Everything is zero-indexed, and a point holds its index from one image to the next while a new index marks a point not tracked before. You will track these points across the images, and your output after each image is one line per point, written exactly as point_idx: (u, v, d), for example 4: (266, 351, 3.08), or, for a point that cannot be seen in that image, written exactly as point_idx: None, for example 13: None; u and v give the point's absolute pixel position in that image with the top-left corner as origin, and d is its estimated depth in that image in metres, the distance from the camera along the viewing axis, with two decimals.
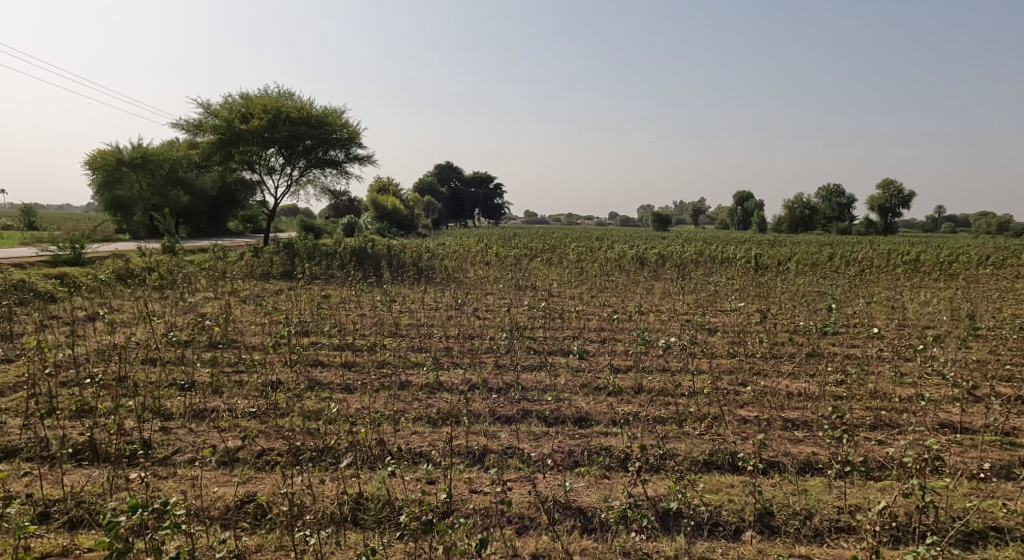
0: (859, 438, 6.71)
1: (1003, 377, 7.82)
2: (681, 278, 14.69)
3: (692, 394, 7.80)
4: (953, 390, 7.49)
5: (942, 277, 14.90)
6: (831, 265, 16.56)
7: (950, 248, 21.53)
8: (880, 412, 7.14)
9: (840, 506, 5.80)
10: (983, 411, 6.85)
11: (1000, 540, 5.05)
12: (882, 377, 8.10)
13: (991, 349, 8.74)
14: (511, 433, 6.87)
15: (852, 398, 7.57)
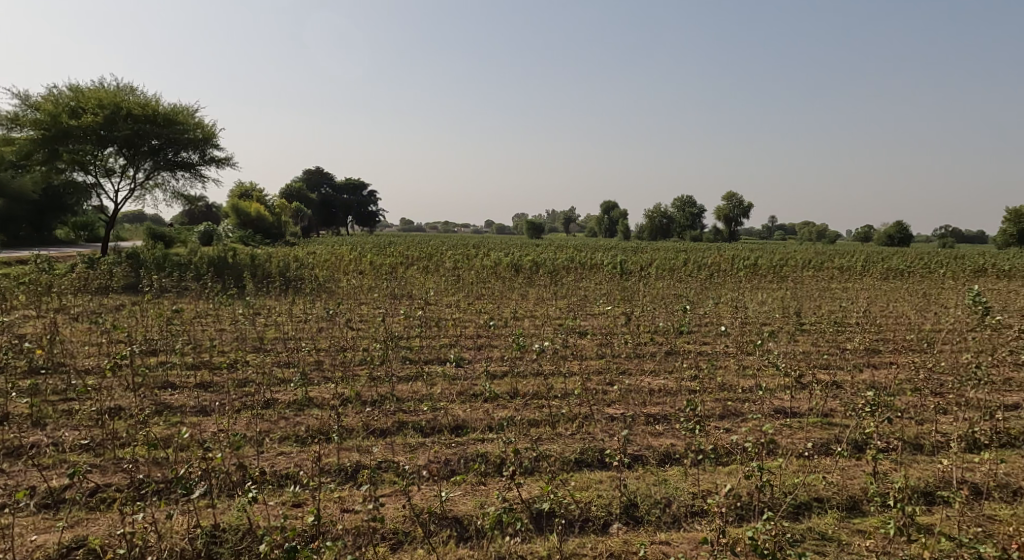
0: (710, 427, 7.25)
1: (822, 365, 8.80)
2: (554, 284, 15.16)
3: (564, 396, 8.07)
4: (786, 378, 8.33)
5: (775, 279, 16.55)
6: (685, 270, 17.82)
7: (784, 253, 24.01)
8: (726, 403, 7.75)
9: (694, 492, 6.21)
10: (807, 397, 7.65)
11: (822, 509, 5.63)
12: (728, 370, 8.83)
13: (814, 341, 9.83)
14: (385, 447, 6.74)
15: (704, 391, 8.16)
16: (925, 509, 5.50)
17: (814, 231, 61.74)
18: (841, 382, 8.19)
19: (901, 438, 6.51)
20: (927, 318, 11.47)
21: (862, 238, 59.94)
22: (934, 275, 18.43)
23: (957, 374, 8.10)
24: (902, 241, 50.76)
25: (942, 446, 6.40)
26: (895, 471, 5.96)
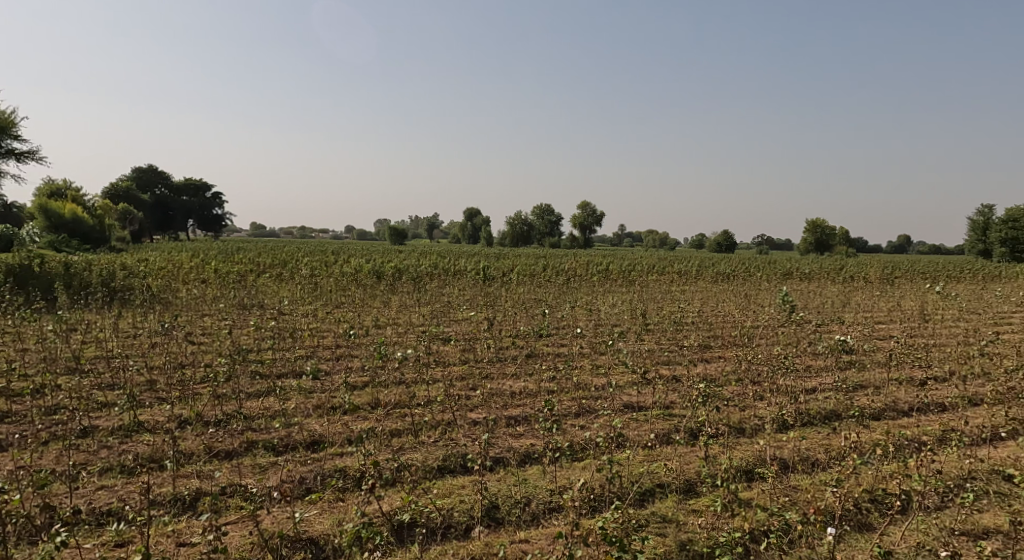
0: (566, 425, 7.60)
1: (664, 361, 9.56)
2: (416, 291, 15.11)
3: (427, 403, 8.08)
4: (633, 374, 8.94)
5: (625, 283, 17.69)
6: (544, 275, 18.51)
7: (634, 259, 25.73)
8: (581, 401, 8.16)
9: (552, 489, 6.45)
10: (652, 391, 8.26)
11: (663, 493, 6.12)
12: (583, 370, 9.29)
13: (657, 340, 10.65)
14: (231, 470, 6.37)
15: (561, 391, 8.53)
16: (746, 485, 6.17)
17: (657, 239, 66.48)
18: (679, 376, 8.94)
19: (727, 424, 7.24)
20: (748, 315, 12.90)
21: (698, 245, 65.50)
22: (755, 278, 20.71)
23: (770, 364, 9.20)
24: (733, 248, 56.14)
25: (760, 428, 7.20)
26: (723, 454, 6.60)
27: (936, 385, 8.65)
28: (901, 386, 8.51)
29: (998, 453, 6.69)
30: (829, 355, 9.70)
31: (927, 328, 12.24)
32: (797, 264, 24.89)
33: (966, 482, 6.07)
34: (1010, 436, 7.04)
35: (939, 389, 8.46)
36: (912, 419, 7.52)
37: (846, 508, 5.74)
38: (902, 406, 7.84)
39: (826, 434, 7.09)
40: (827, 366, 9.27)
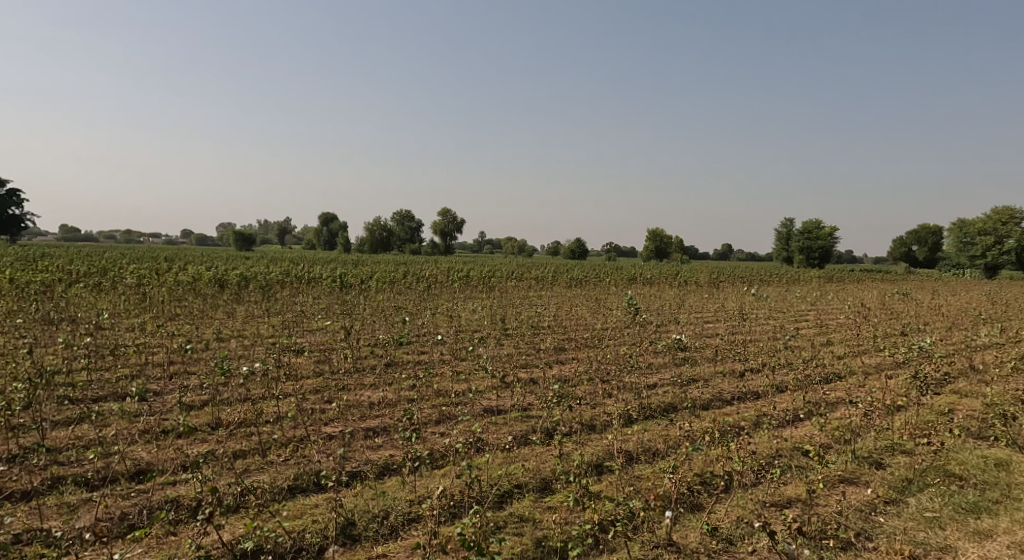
0: (427, 433, 7.38)
1: (523, 364, 9.69)
2: (264, 300, 14.15)
3: (277, 419, 7.50)
4: (493, 379, 8.93)
5: (485, 289, 17.85)
6: (404, 282, 18.19)
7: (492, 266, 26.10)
8: (443, 408, 7.99)
9: (412, 499, 6.15)
10: (513, 395, 8.29)
11: (521, 494, 6.10)
12: (444, 377, 9.11)
13: (516, 343, 10.80)
14: (28, 515, 5.52)
15: (422, 399, 8.31)
16: (597, 478, 6.35)
17: (514, 246, 67.98)
18: (536, 378, 9.07)
19: (578, 421, 7.43)
20: (597, 317, 13.52)
21: (551, 252, 67.95)
22: (604, 283, 21.78)
23: (618, 363, 9.68)
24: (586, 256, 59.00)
25: (607, 424, 7.44)
26: (574, 450, 6.72)
27: (750, 375, 9.52)
28: (724, 377, 9.26)
29: (798, 432, 7.43)
30: (666, 353, 10.40)
31: (745, 326, 13.56)
32: (639, 270, 26.57)
33: (776, 460, 6.65)
34: (803, 416, 7.88)
35: (754, 379, 9.30)
36: (732, 407, 8.16)
37: (680, 491, 6.07)
38: (725, 395, 8.51)
39: (663, 425, 7.47)
40: (666, 363, 9.92)
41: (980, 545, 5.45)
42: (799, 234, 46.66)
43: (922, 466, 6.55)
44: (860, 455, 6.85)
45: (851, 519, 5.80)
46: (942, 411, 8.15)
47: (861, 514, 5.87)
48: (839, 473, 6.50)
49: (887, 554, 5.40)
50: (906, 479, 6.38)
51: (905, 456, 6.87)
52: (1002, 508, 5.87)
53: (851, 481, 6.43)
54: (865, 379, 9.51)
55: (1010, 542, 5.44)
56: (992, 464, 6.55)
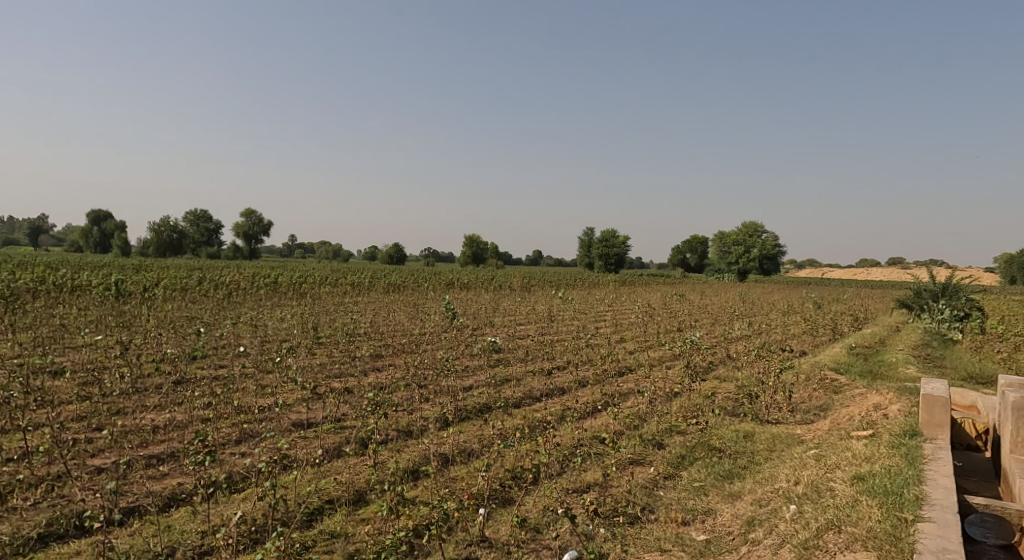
0: (224, 455, 7.20)
1: (335, 374, 9.96)
2: (13, 313, 12.57)
3: (24, 456, 6.85)
4: (303, 391, 9.11)
5: (294, 296, 17.63)
6: (199, 289, 17.28)
7: (299, 270, 25.53)
8: (243, 426, 7.89)
9: (204, 530, 5.92)
10: (322, 406, 8.57)
11: (332, 509, 6.32)
12: (246, 392, 9.04)
13: (329, 352, 11.03)
14: None
15: (218, 417, 8.16)
16: (412, 484, 6.81)
17: (329, 251, 65.89)
18: (351, 388, 9.42)
19: (396, 429, 7.97)
20: (414, 322, 14.06)
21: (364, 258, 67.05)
22: (421, 288, 22.29)
23: (434, 367, 10.36)
24: (401, 260, 59.39)
25: (425, 428, 8.07)
26: (391, 458, 7.18)
27: (560, 371, 10.78)
28: (534, 376, 10.36)
29: (596, 421, 8.55)
30: (480, 355, 11.27)
31: (552, 327, 14.99)
32: (454, 274, 27.58)
33: (578, 449, 7.61)
34: (601, 407, 9.07)
35: (562, 375, 10.52)
36: (541, 403, 9.17)
37: (493, 488, 6.69)
38: (535, 392, 9.56)
39: (479, 425, 8.25)
40: (481, 365, 10.81)
41: (731, 502, 6.71)
42: (597, 242, 51.17)
43: (692, 443, 7.97)
44: (646, 438, 8.12)
45: (638, 494, 6.81)
46: (706, 394, 9.86)
47: (646, 490, 6.93)
48: (630, 456, 7.63)
49: (664, 521, 6.39)
50: (680, 456, 7.69)
51: (679, 435, 8.29)
52: (747, 470, 7.36)
53: (639, 461, 7.59)
54: (650, 369, 11.16)
55: (746, 494, 6.80)
56: (740, 436, 8.23)
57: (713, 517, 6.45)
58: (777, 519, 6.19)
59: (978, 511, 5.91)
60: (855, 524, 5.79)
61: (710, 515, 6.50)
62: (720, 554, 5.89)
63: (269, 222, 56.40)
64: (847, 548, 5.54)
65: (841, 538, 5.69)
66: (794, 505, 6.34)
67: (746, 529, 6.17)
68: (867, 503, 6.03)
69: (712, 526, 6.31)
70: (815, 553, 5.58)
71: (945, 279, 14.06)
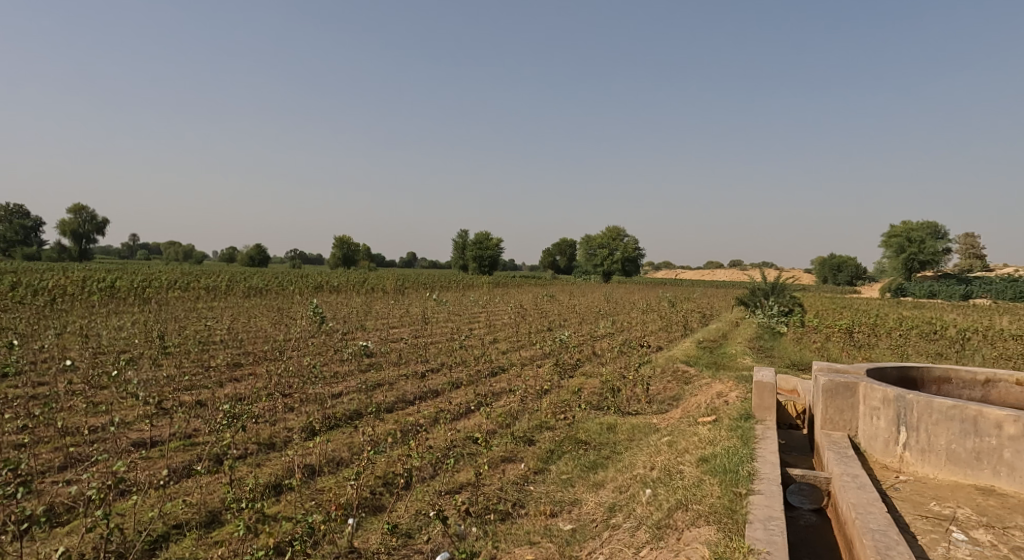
0: (45, 485, 6.63)
1: (184, 387, 9.48)
2: None
3: None
4: (145, 406, 8.57)
5: (136, 302, 16.46)
6: (16, 296, 15.60)
7: (144, 273, 23.80)
8: (68, 449, 7.29)
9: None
10: (168, 422, 8.16)
11: (179, 535, 5.97)
12: (75, 412, 8.39)
13: (178, 363, 10.46)
14: None
15: (39, 442, 7.48)
16: (275, 499, 6.56)
17: (177, 252, 61.65)
18: (203, 400, 9.02)
19: (257, 442, 7.71)
20: (276, 329, 13.56)
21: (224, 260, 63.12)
22: (286, 292, 21.53)
23: (300, 374, 10.11)
24: (263, 263, 56.73)
25: (288, 439, 7.87)
26: (250, 474, 6.91)
27: (433, 374, 10.92)
28: (407, 380, 10.41)
29: (469, 422, 8.70)
30: (350, 361, 11.10)
31: (426, 329, 15.05)
32: (324, 277, 26.90)
33: (451, 450, 7.65)
34: (473, 408, 9.24)
35: (434, 378, 10.63)
36: (413, 406, 9.22)
37: (362, 497, 6.52)
38: (409, 396, 9.61)
39: (348, 433, 8.14)
40: (350, 371, 10.68)
41: (594, 491, 6.90)
42: (471, 245, 51.76)
43: (561, 437, 8.29)
44: (517, 435, 8.32)
45: (509, 491, 6.90)
46: (573, 390, 10.38)
47: (517, 486, 7.03)
48: (502, 454, 7.74)
49: (533, 515, 6.46)
50: (549, 450, 7.94)
51: (549, 431, 8.62)
52: (609, 461, 7.68)
53: (510, 458, 7.71)
54: (521, 369, 11.56)
55: (607, 483, 7.02)
56: (605, 428, 8.69)
57: (578, 507, 6.61)
58: (635, 503, 6.33)
59: (797, 481, 6.50)
60: (699, 500, 5.99)
61: (576, 505, 6.66)
62: (583, 541, 5.95)
63: (104, 222, 51.86)
64: (693, 523, 5.66)
65: (688, 515, 5.82)
66: (650, 489, 6.50)
67: (607, 516, 6.32)
68: (709, 482, 6.25)
69: (577, 516, 6.44)
70: (666, 531, 5.67)
71: (773, 279, 15.97)
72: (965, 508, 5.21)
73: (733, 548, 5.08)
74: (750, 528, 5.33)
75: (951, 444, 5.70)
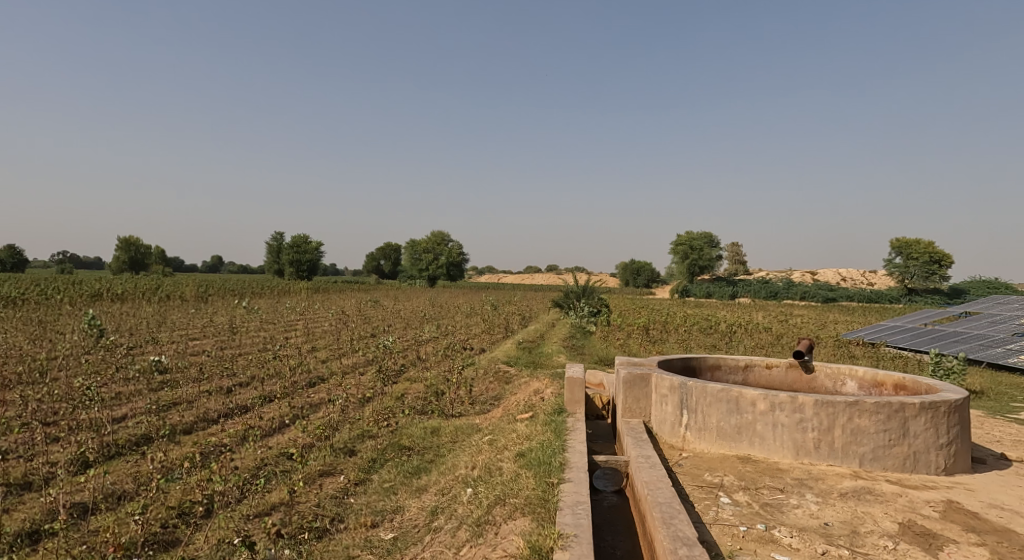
0: None
1: None
2: None
3: None
4: None
5: None
6: None
7: None
8: None
9: None
10: None
11: None
12: None
13: None
14: None
15: None
16: (32, 549, 5.81)
17: None
18: None
19: (8, 483, 6.77)
20: (41, 348, 11.82)
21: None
22: (52, 302, 18.93)
23: (68, 397, 9.00)
24: (16, 267, 49.37)
25: (51, 476, 6.94)
26: None
27: (242, 390, 10.31)
28: (211, 396, 9.71)
29: (283, 437, 8.38)
30: (139, 379, 10.05)
31: (235, 340, 14.10)
32: (105, 284, 24.04)
33: (261, 470, 7.28)
34: (288, 422, 8.91)
35: (242, 393, 10.06)
36: (217, 425, 8.64)
37: (151, 534, 5.96)
38: (212, 414, 8.99)
39: (133, 461, 7.39)
40: (137, 390, 9.72)
41: (417, 496, 7.06)
42: (287, 248, 49.28)
43: (383, 445, 8.33)
44: (336, 447, 8.19)
45: (326, 506, 6.79)
46: (396, 396, 10.45)
47: (335, 500, 6.95)
48: (320, 468, 7.60)
49: (354, 528, 6.47)
50: (371, 460, 7.96)
51: (371, 439, 8.62)
52: (432, 464, 7.88)
53: (329, 472, 7.60)
54: (341, 378, 11.32)
55: (430, 487, 7.22)
56: (428, 432, 8.88)
57: (400, 514, 6.73)
58: (456, 504, 6.54)
59: (602, 466, 7.16)
60: (516, 494, 6.23)
61: (398, 513, 6.76)
62: (405, 548, 6.08)
63: None
64: (510, 516, 5.90)
65: (505, 509, 6.05)
66: (470, 488, 6.74)
67: (430, 520, 6.48)
68: (524, 475, 6.56)
69: (399, 523, 6.57)
70: (485, 527, 5.88)
71: (584, 282, 17.28)
72: (730, 475, 6.13)
73: (545, 536, 5.29)
74: (560, 515, 5.58)
75: (720, 422, 6.67)
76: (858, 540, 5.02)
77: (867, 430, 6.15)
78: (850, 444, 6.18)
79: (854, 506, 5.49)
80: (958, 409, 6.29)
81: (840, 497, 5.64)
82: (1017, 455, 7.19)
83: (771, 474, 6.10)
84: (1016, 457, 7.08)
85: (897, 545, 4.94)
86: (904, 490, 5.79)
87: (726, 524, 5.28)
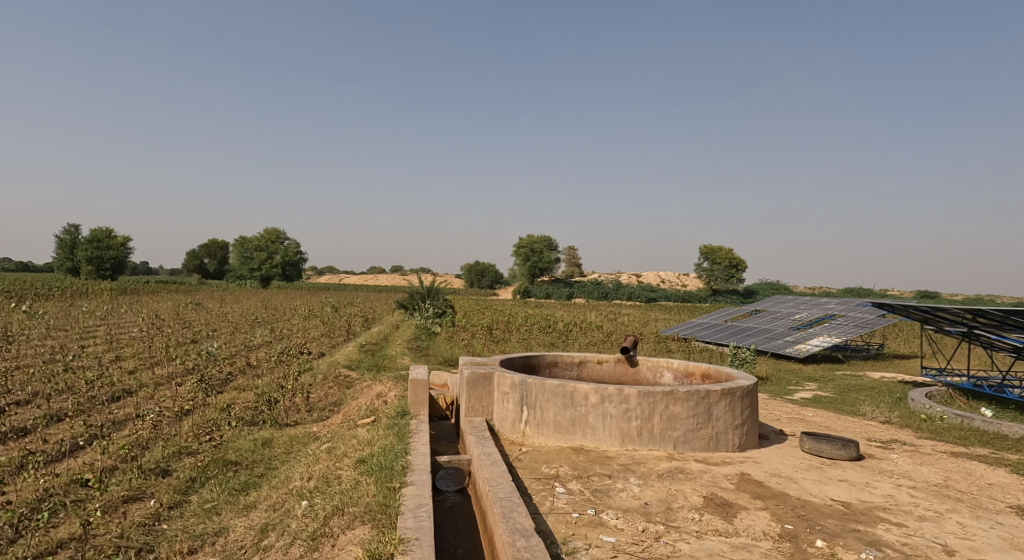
0: None
1: None
2: None
3: None
4: None
5: None
6: None
7: None
8: None
9: None
10: None
11: None
12: None
13: None
14: None
15: None
16: None
17: None
18: None
19: None
20: None
21: None
22: None
23: None
24: None
25: None
26: None
27: (18, 411, 8.97)
28: None
29: (76, 462, 7.46)
30: None
31: (11, 352, 12.20)
32: None
33: (44, 503, 6.40)
34: (82, 445, 7.97)
35: (19, 415, 8.80)
36: None
37: None
38: None
39: None
40: None
41: (244, 515, 6.63)
42: (84, 245, 43.85)
43: (204, 462, 7.69)
44: (147, 468, 7.45)
45: (131, 536, 6.13)
46: (221, 406, 9.74)
47: (144, 528, 6.30)
48: (124, 493, 6.86)
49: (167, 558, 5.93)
50: (189, 479, 7.34)
51: (189, 456, 7.94)
52: (263, 479, 7.45)
53: (136, 498, 6.89)
54: (153, 391, 10.30)
55: (260, 503, 6.81)
56: (258, 444, 8.37)
57: (224, 536, 6.28)
58: (290, 519, 6.22)
59: (445, 467, 7.17)
60: (355, 502, 6.06)
61: (220, 535, 6.31)
62: None
63: None
64: (349, 526, 5.74)
65: (343, 519, 5.87)
66: (305, 501, 6.45)
67: (259, 539, 6.13)
68: (365, 483, 6.40)
69: (221, 547, 6.13)
70: (322, 540, 5.68)
71: (428, 282, 17.27)
72: (564, 466, 6.43)
73: (385, 542, 5.19)
74: (401, 519, 5.50)
75: (557, 415, 6.98)
76: (672, 515, 5.49)
77: (680, 416, 6.76)
78: (667, 429, 6.75)
79: (669, 486, 6.00)
80: (749, 393, 7.11)
81: (657, 478, 6.13)
82: (792, 430, 8.28)
83: (600, 462, 6.48)
84: (791, 432, 8.16)
85: (702, 517, 5.47)
86: (708, 467, 6.43)
87: (561, 512, 5.53)
